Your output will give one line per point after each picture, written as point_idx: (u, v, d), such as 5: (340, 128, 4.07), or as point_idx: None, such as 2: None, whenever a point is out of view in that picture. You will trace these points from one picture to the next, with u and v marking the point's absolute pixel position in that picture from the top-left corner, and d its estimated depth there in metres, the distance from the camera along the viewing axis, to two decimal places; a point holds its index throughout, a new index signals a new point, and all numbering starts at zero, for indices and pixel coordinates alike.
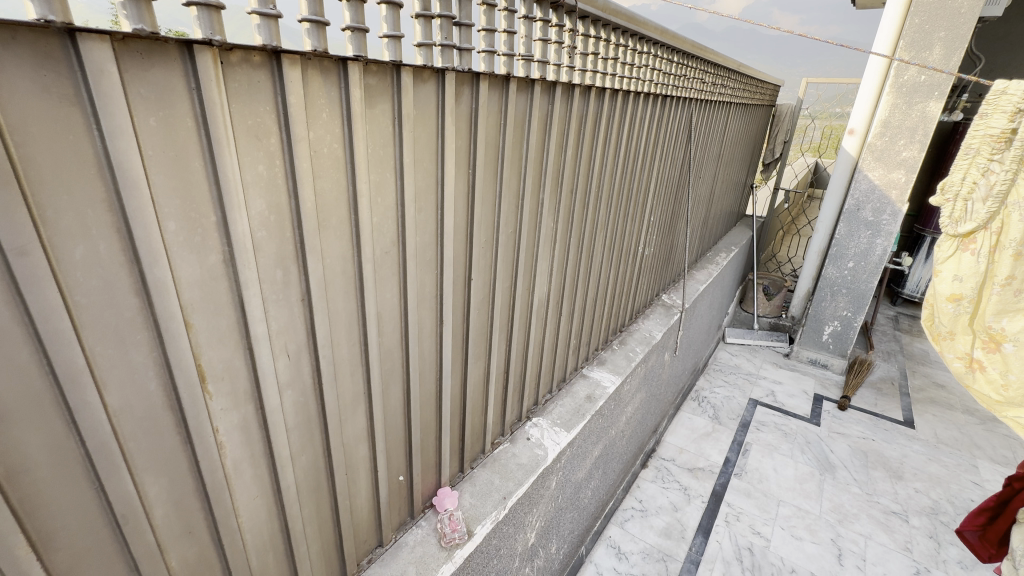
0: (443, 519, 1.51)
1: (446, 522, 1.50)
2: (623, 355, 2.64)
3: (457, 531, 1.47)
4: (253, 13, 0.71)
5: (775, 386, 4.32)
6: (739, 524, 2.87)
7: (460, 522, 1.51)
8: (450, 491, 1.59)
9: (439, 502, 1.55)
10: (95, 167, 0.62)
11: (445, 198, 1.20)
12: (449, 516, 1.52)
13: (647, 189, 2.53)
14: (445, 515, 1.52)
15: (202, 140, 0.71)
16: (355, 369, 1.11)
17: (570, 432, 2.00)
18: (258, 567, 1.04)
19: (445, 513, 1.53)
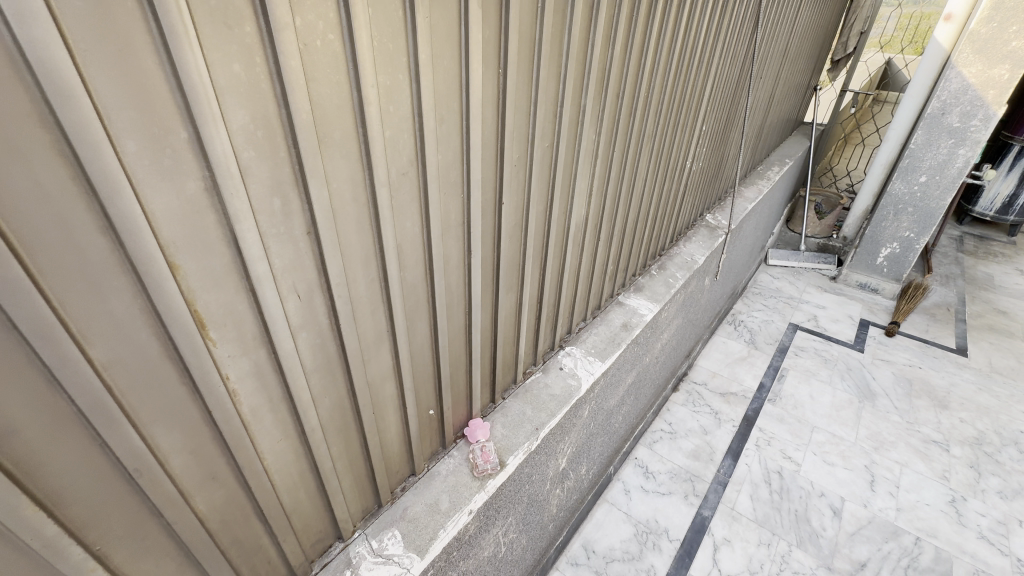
0: (474, 452, 1.49)
1: (479, 454, 1.48)
2: (662, 281, 2.47)
3: (490, 464, 1.46)
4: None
5: (818, 311, 4.11)
6: (770, 449, 2.85)
7: (492, 454, 1.49)
8: (484, 424, 1.56)
9: (472, 435, 1.53)
10: (6, 59, 0.46)
11: (471, 106, 1.00)
12: (482, 449, 1.50)
13: (702, 92, 2.19)
14: (478, 448, 1.50)
15: (149, 25, 0.54)
16: (376, 307, 1.01)
17: (605, 363, 1.92)
18: (289, 503, 1.02)
19: (477, 447, 1.50)
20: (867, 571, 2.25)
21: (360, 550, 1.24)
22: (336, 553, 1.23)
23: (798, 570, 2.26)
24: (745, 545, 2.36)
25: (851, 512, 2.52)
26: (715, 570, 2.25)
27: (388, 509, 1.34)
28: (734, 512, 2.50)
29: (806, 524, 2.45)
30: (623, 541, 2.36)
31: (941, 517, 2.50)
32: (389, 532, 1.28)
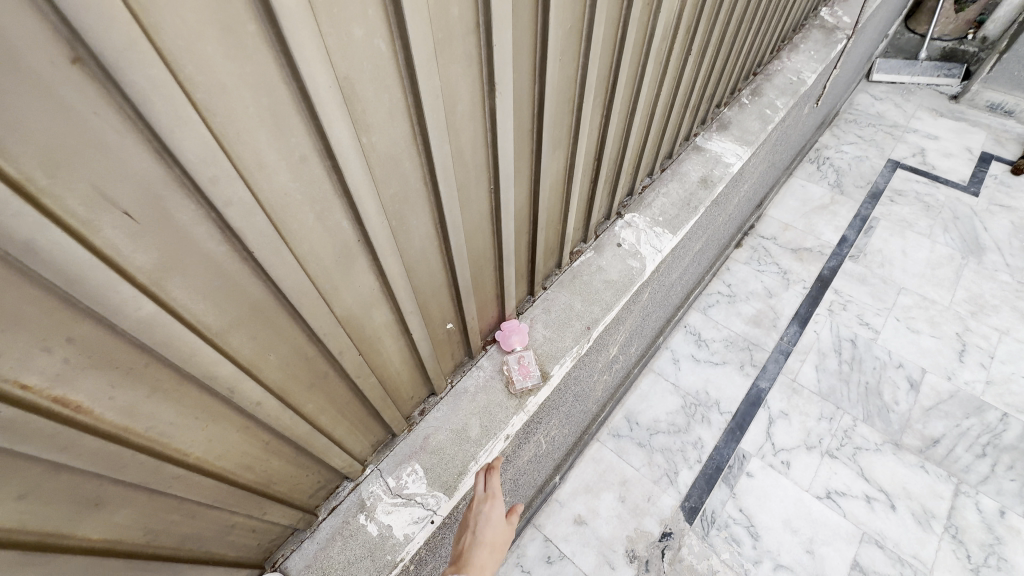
0: (509, 363, 1.16)
1: (514, 366, 1.15)
2: (756, 114, 1.80)
3: (530, 379, 1.14)
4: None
5: (926, 142, 3.30)
6: (844, 314, 2.49)
7: (532, 366, 1.16)
8: (519, 327, 1.20)
9: (505, 342, 1.18)
10: None
11: None
12: (518, 359, 1.16)
13: None
14: (513, 359, 1.16)
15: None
16: (327, 208, 0.55)
17: (677, 236, 1.45)
18: (256, 476, 0.74)
19: (512, 358, 1.17)
20: (938, 448, 2.06)
21: (375, 491, 1.01)
22: (347, 493, 1.02)
23: (860, 446, 2.08)
24: (804, 419, 2.17)
25: (930, 385, 2.24)
26: (768, 445, 2.10)
27: (405, 438, 1.07)
28: (795, 384, 2.27)
29: (876, 397, 2.21)
30: (669, 413, 2.21)
31: None
32: (408, 467, 1.03)
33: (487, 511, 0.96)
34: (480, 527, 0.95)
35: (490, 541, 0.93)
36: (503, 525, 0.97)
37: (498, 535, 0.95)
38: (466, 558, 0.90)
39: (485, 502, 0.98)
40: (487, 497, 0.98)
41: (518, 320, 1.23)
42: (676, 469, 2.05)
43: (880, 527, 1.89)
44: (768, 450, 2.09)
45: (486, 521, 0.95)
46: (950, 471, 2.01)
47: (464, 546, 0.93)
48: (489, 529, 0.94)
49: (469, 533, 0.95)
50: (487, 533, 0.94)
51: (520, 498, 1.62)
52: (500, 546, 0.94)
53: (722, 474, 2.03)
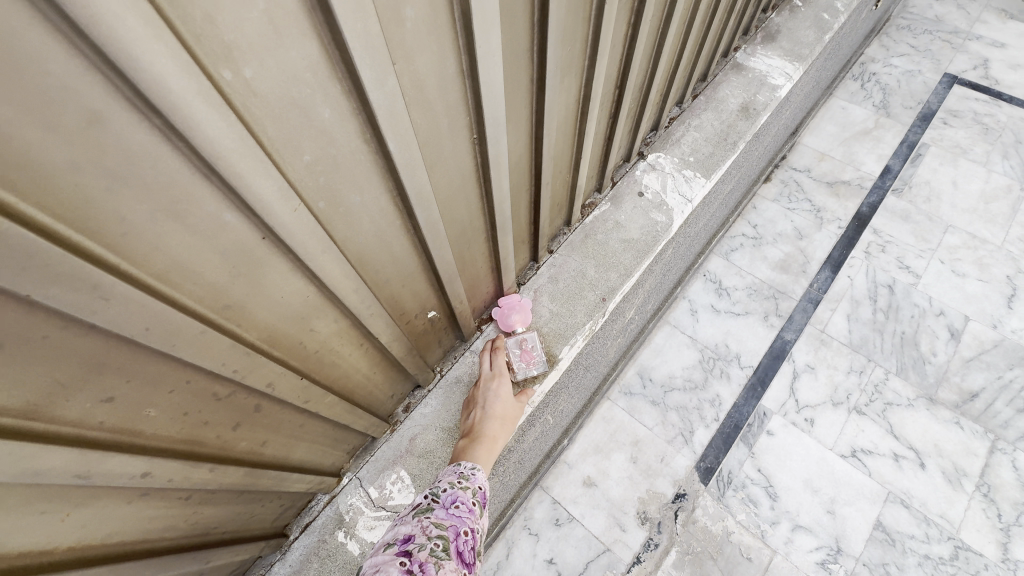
0: (509, 347, 0.96)
1: (515, 352, 0.96)
2: (811, 20, 1.46)
3: (535, 366, 0.95)
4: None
5: (991, 51, 2.85)
6: (882, 257, 2.25)
7: (536, 350, 0.96)
8: (520, 304, 1.00)
9: (502, 322, 0.98)
10: None
11: None
12: (519, 342, 0.96)
13: None
14: (513, 342, 0.96)
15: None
16: (188, 214, 0.42)
17: (711, 181, 1.19)
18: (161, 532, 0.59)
19: (512, 340, 0.97)
20: (976, 403, 1.91)
21: (354, 504, 0.86)
22: (321, 508, 0.87)
23: (891, 401, 1.94)
24: (831, 373, 2.01)
25: (973, 334, 2.05)
26: (791, 401, 1.96)
27: (388, 439, 0.92)
28: (823, 335, 2.09)
29: (912, 349, 2.03)
30: (685, 368, 2.06)
31: None
32: (392, 474, 0.88)
33: (494, 387, 0.89)
34: (488, 402, 0.87)
35: (501, 414, 0.86)
36: (513, 399, 0.90)
37: (508, 409, 0.88)
38: (477, 434, 0.83)
39: (493, 379, 0.90)
40: (493, 374, 0.91)
41: (518, 295, 1.02)
42: (692, 428, 1.94)
43: (907, 486, 1.79)
44: (791, 407, 1.95)
45: (494, 396, 0.88)
46: (987, 427, 1.87)
47: (473, 424, 0.85)
48: (499, 403, 0.87)
49: (477, 410, 0.87)
50: (496, 408, 0.87)
51: (526, 471, 1.51)
52: (513, 419, 0.87)
53: (740, 433, 1.91)
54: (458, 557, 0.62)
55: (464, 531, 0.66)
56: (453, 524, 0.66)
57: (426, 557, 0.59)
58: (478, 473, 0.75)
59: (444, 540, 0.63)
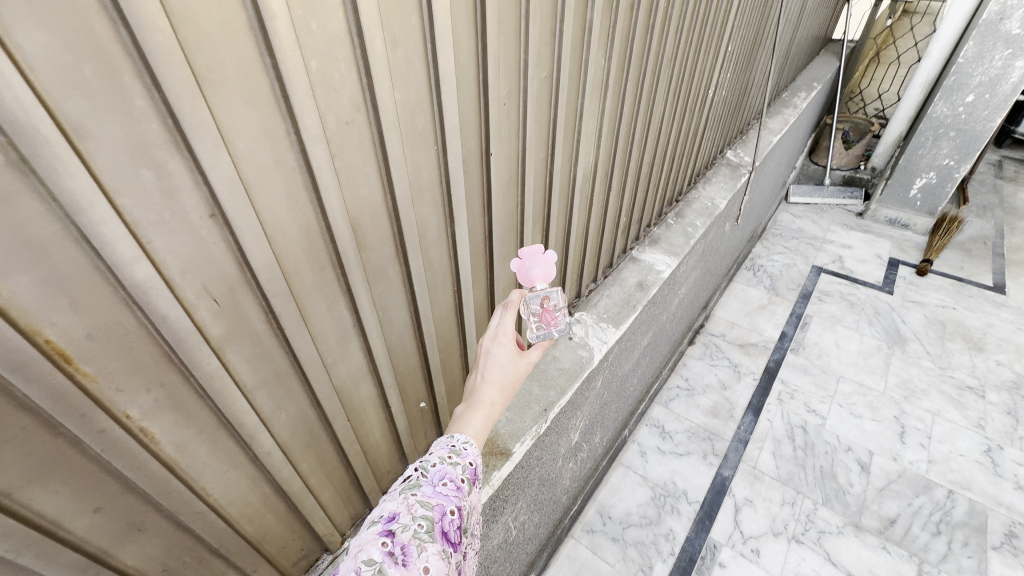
0: (532, 301, 1.05)
1: (536, 311, 1.04)
2: (680, 231, 2.21)
3: (553, 328, 1.06)
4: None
5: (843, 251, 3.84)
6: (792, 402, 2.71)
7: (556, 311, 1.06)
8: (547, 258, 1.00)
9: (521, 274, 1.00)
10: None
11: (438, 25, 0.73)
12: (540, 301, 1.04)
13: (729, 6, 1.86)
14: (533, 296, 1.04)
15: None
16: (335, 300, 0.80)
17: (620, 330, 1.71)
18: (249, 530, 0.86)
19: (532, 296, 1.04)
20: (896, 528, 2.15)
21: None
22: (326, 565, 1.09)
23: (824, 529, 2.16)
24: (768, 505, 2.26)
25: (879, 466, 2.39)
26: (737, 532, 2.16)
27: None
28: (756, 471, 2.39)
29: (832, 480, 2.34)
30: (640, 505, 2.27)
31: (975, 468, 2.38)
32: None
33: (499, 352, 0.88)
34: (490, 368, 0.87)
35: (501, 382, 0.87)
36: (514, 363, 0.88)
37: (509, 375, 0.87)
38: (476, 402, 0.84)
39: (498, 341, 0.89)
40: (499, 336, 0.89)
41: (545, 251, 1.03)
42: (651, 563, 2.07)
43: None
44: (737, 538, 2.14)
45: (498, 362, 0.87)
46: (911, 550, 2.08)
47: (474, 388, 0.86)
48: (502, 371, 0.87)
49: (477, 374, 0.87)
50: (496, 375, 0.86)
51: None
52: (513, 387, 0.88)
53: (695, 566, 2.05)
54: (442, 537, 0.70)
55: (449, 510, 0.73)
56: (439, 504, 0.72)
57: (409, 539, 0.67)
58: (469, 448, 0.80)
59: (429, 520, 0.70)
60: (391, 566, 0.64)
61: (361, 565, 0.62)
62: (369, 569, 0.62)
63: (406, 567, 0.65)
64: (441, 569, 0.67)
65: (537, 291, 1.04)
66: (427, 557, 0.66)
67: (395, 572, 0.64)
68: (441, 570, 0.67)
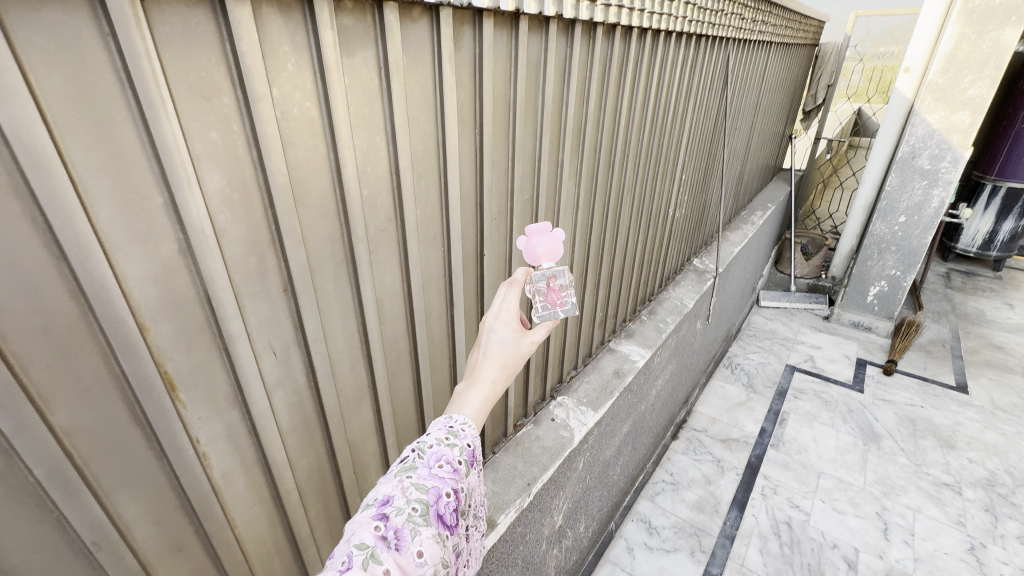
0: (537, 279, 1.09)
1: (542, 289, 1.09)
2: (652, 327, 2.47)
3: (558, 306, 1.11)
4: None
5: (814, 352, 4.09)
6: (776, 498, 2.75)
7: (561, 289, 1.11)
8: (553, 237, 1.04)
9: (528, 251, 1.04)
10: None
11: (449, 165, 1.04)
12: (545, 279, 1.09)
13: (679, 146, 2.31)
14: (539, 274, 1.08)
15: (115, 61, 0.54)
16: (357, 362, 1.00)
17: (598, 412, 1.87)
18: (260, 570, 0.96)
19: (538, 274, 1.08)
20: None
21: None
22: None
23: None
24: None
25: (866, 564, 2.39)
26: None
27: None
28: (744, 569, 2.37)
29: None
30: None
31: (961, 567, 2.38)
32: None
33: (502, 331, 0.83)
34: (491, 345, 0.83)
35: (502, 360, 0.83)
36: (517, 343, 0.84)
37: (512, 354, 0.83)
38: (477, 380, 0.81)
39: (501, 318, 0.84)
40: (503, 313, 0.84)
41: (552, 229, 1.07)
42: None
43: None
44: None
45: (500, 341, 0.83)
46: None
47: (475, 366, 0.83)
48: (504, 350, 0.82)
49: (479, 351, 0.83)
50: (497, 354, 0.82)
51: None
52: (516, 365, 0.84)
53: None
54: (437, 521, 0.70)
55: (445, 493, 0.73)
56: (435, 486, 0.72)
57: (403, 523, 0.67)
58: (466, 429, 0.78)
59: (423, 504, 0.69)
60: (384, 551, 0.63)
61: (353, 549, 0.62)
62: (361, 554, 0.62)
63: (398, 552, 0.65)
64: (435, 553, 0.68)
65: (542, 270, 1.08)
66: (421, 542, 0.66)
67: (387, 557, 0.63)
68: (434, 555, 0.67)
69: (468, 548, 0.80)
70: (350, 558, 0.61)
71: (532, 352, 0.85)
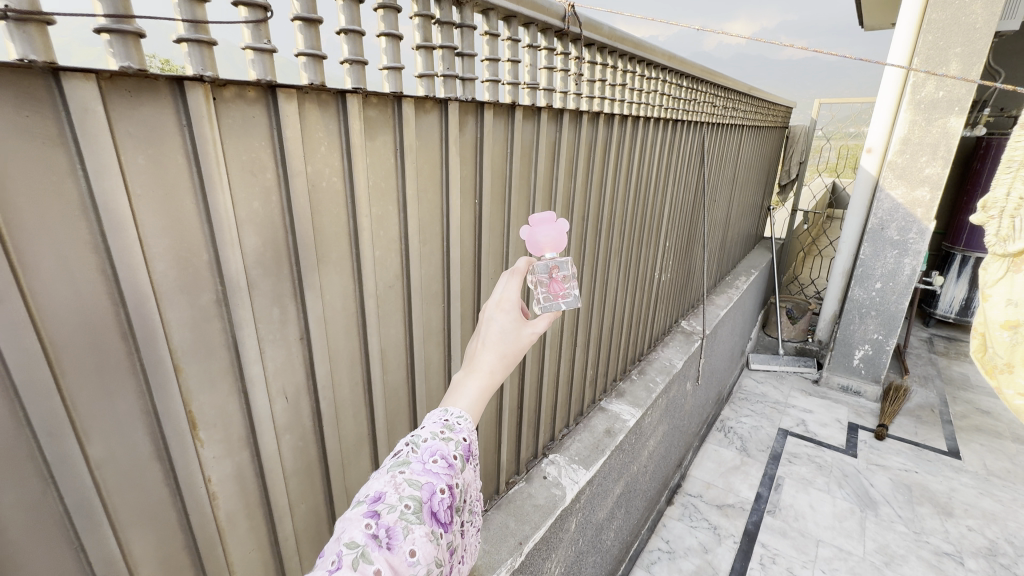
0: (540, 269, 1.13)
1: (545, 280, 1.15)
2: (642, 386, 2.53)
3: (558, 297, 1.18)
4: (240, 5, 0.65)
5: (806, 415, 4.11)
6: (775, 567, 2.67)
7: (563, 281, 1.18)
8: (557, 228, 1.04)
9: (531, 242, 1.04)
10: (85, 224, 0.60)
11: (451, 230, 1.16)
12: (548, 270, 1.14)
13: (661, 215, 2.50)
14: (542, 265, 1.12)
15: (186, 145, 0.67)
16: (359, 410, 1.07)
17: (590, 470, 1.88)
18: None
19: (541, 264, 1.11)
20: None
21: None
22: None
23: None
24: None
25: None
26: None
27: None
28: None
29: None
30: None
31: None
32: None
33: (502, 320, 0.85)
34: (491, 334, 0.84)
35: (501, 350, 0.84)
36: (515, 333, 0.85)
37: (511, 343, 0.84)
38: (475, 370, 0.83)
39: (501, 308, 0.86)
40: (503, 302, 0.86)
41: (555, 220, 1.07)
42: None
43: None
44: None
45: (500, 329, 0.85)
46: None
47: (473, 355, 0.83)
48: (503, 340, 0.84)
49: (478, 341, 0.85)
50: (496, 343, 0.83)
51: None
52: (514, 356, 0.85)
53: None
54: (430, 518, 0.67)
55: (439, 490, 0.70)
56: (429, 482, 0.70)
57: (394, 521, 0.64)
58: (462, 423, 0.78)
59: (416, 501, 0.67)
60: (375, 550, 0.61)
61: (343, 548, 0.60)
62: (351, 553, 0.60)
63: (390, 551, 0.62)
64: (429, 552, 0.65)
65: (545, 260, 1.11)
66: (414, 541, 0.64)
67: (378, 557, 0.61)
68: (428, 554, 0.65)
69: (464, 546, 0.77)
70: (339, 558, 0.59)
71: (532, 343, 0.86)
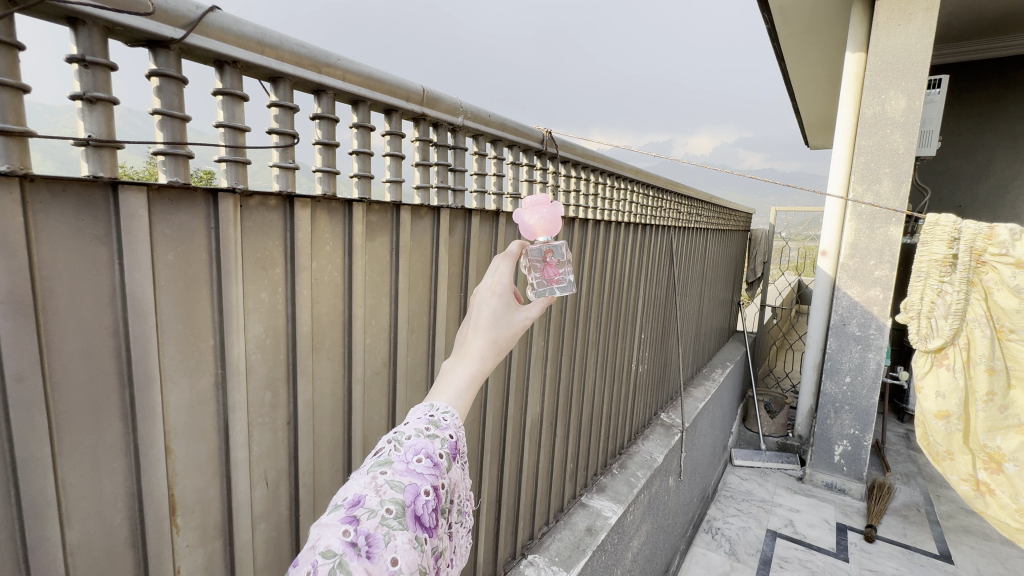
0: (534, 253, 1.11)
1: (539, 265, 1.12)
2: (624, 480, 2.49)
3: (553, 283, 1.14)
4: (273, 133, 0.79)
5: (793, 515, 3.99)
6: None
7: (559, 264, 1.14)
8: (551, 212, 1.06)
9: (523, 224, 1.07)
10: (111, 310, 0.67)
11: (437, 320, 1.25)
12: (542, 255, 1.11)
13: (635, 308, 2.65)
14: (535, 249, 1.10)
15: (210, 242, 0.76)
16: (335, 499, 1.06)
17: (571, 572, 1.79)
18: None
19: (535, 248, 1.09)
20: None
21: None
22: None
23: None
24: None
25: None
26: None
27: None
28: None
29: None
30: None
31: None
32: None
33: (493, 303, 0.85)
34: (482, 315, 0.84)
35: (493, 333, 0.83)
36: (507, 315, 0.85)
37: (503, 328, 0.84)
38: (465, 357, 0.82)
39: (493, 292, 0.87)
40: (495, 286, 0.88)
41: (550, 202, 1.08)
42: None
43: None
44: None
45: (492, 313, 0.85)
46: None
47: (464, 341, 0.83)
48: (495, 325, 0.84)
49: (469, 324, 0.84)
50: (488, 324, 0.83)
51: None
52: (506, 341, 0.84)
53: None
54: (414, 522, 0.65)
55: (424, 491, 0.68)
56: (412, 483, 0.68)
57: (375, 527, 0.62)
58: (448, 418, 0.77)
59: (398, 505, 0.65)
60: (353, 560, 0.59)
61: (318, 558, 0.58)
62: (327, 563, 0.57)
63: (370, 560, 0.60)
64: (412, 560, 0.63)
65: (539, 244, 1.09)
66: (396, 548, 0.62)
67: (357, 566, 0.59)
68: (411, 562, 0.62)
69: (453, 548, 0.75)
70: (314, 568, 0.57)
71: (524, 328, 0.86)
